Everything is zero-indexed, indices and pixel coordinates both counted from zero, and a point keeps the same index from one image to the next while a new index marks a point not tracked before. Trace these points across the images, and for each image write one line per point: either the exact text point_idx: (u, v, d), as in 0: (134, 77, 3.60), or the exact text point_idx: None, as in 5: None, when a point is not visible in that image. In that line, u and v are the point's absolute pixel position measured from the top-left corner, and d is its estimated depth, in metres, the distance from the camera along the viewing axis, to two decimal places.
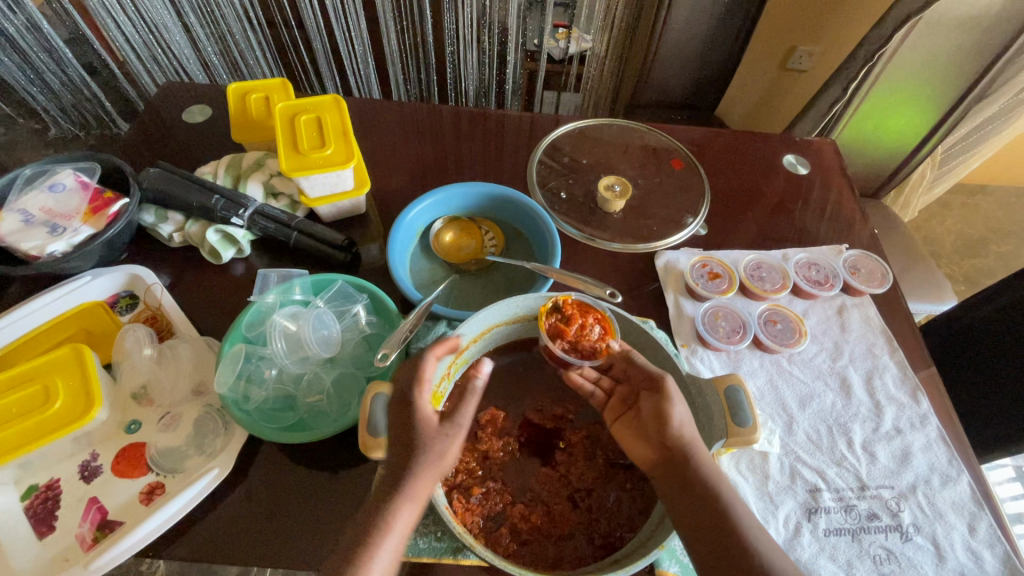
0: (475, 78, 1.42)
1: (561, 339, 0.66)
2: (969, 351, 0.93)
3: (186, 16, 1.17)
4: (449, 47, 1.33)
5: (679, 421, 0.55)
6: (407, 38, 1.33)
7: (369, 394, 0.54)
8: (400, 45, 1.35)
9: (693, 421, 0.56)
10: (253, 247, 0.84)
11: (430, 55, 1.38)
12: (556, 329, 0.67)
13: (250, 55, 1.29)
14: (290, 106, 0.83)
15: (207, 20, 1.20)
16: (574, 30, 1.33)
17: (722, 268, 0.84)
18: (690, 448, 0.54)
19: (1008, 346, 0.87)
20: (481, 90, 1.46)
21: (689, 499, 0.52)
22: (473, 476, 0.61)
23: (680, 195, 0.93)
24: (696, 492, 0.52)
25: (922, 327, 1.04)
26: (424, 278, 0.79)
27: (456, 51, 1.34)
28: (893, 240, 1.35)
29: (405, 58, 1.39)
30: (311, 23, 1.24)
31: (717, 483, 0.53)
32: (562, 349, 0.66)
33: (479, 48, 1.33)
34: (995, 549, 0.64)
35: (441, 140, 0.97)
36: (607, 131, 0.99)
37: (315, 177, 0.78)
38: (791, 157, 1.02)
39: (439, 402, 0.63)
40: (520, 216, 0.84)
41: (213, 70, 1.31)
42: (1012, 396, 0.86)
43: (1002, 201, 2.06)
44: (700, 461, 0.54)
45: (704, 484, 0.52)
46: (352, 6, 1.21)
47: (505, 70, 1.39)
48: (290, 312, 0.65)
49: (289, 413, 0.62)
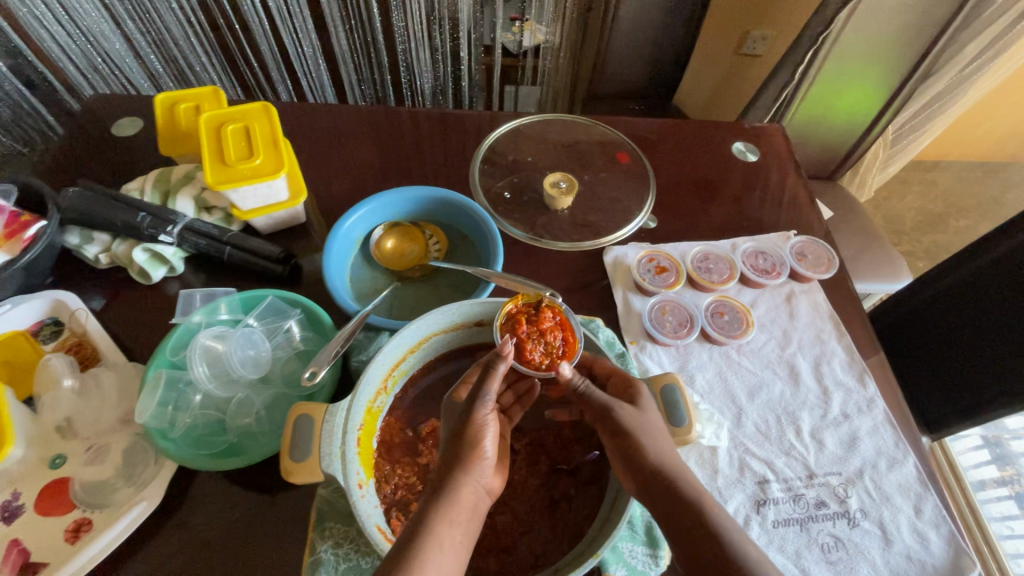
0: (430, 77, 1.37)
1: (514, 325, 0.66)
2: (932, 320, 0.95)
3: (124, 23, 1.12)
4: (400, 47, 1.29)
5: (649, 441, 0.54)
6: (356, 38, 1.26)
7: (292, 416, 0.52)
8: (350, 45, 1.28)
9: (664, 440, 0.55)
10: (187, 265, 0.81)
11: (382, 57, 1.31)
12: (515, 320, 0.66)
13: (195, 62, 1.23)
14: (216, 115, 0.79)
15: (147, 26, 1.14)
16: (528, 22, 1.28)
17: (669, 261, 0.83)
18: (666, 468, 0.53)
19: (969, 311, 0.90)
20: (437, 88, 1.41)
21: (680, 527, 0.49)
22: (413, 492, 0.59)
23: (628, 190, 0.91)
24: (682, 514, 0.50)
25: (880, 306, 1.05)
26: (366, 287, 0.77)
27: (408, 48, 1.29)
28: (851, 222, 1.36)
29: (357, 60, 1.32)
30: (255, 26, 1.18)
31: (701, 503, 0.51)
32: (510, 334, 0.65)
33: (430, 45, 1.29)
34: (940, 529, 0.64)
35: (383, 144, 0.95)
36: (553, 128, 0.98)
37: (244, 190, 0.75)
38: (739, 144, 1.01)
39: (377, 417, 0.62)
40: (463, 219, 0.82)
41: (159, 79, 1.25)
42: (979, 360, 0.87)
43: (960, 175, 2.09)
44: (678, 478, 0.53)
45: (688, 501, 0.51)
46: (298, 8, 1.16)
47: (460, 68, 1.36)
48: (216, 330, 0.62)
49: (219, 438, 0.59)
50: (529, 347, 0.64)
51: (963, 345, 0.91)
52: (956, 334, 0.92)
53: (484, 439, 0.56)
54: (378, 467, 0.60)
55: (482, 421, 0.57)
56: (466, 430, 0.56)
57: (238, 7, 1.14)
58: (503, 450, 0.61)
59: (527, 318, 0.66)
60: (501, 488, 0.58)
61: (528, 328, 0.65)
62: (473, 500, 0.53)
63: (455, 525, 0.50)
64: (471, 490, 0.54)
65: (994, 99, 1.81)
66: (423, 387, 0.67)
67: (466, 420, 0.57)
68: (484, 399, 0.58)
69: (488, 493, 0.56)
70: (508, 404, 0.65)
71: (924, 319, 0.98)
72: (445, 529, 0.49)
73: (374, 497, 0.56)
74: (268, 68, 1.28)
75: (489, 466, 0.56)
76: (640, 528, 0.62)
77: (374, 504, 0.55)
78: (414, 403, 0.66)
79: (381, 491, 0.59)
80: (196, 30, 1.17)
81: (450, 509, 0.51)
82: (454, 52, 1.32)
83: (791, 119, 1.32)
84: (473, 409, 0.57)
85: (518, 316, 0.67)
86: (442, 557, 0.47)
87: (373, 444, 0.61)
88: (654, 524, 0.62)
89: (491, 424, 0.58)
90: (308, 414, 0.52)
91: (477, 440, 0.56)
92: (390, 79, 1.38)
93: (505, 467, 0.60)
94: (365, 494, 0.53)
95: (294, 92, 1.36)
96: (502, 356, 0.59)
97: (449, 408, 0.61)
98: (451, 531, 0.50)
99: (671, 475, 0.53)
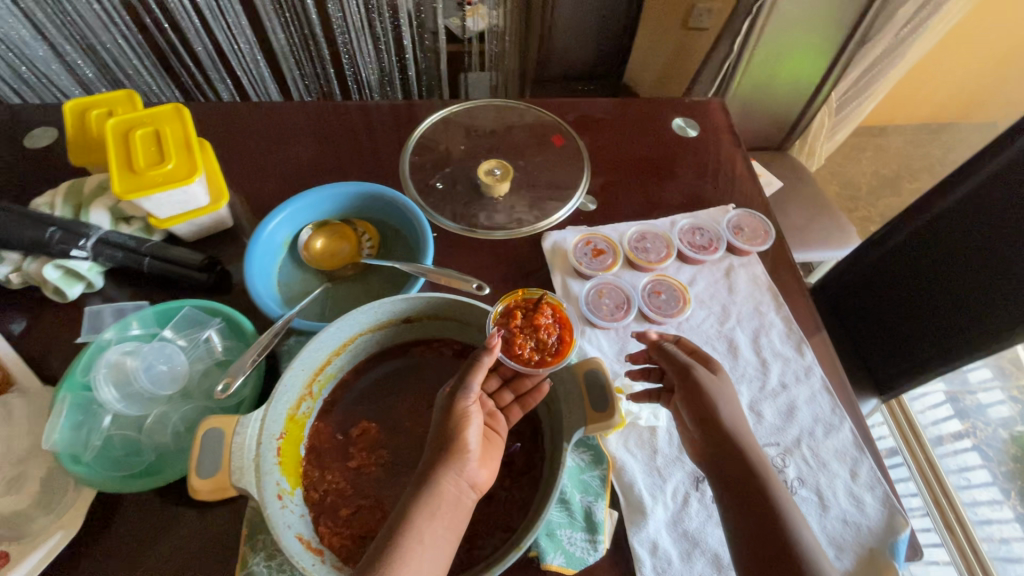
0: (374, 66, 1.28)
1: (512, 320, 0.68)
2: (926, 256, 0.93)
3: (49, 33, 1.02)
4: (340, 36, 1.19)
5: (729, 418, 0.58)
6: (294, 31, 1.17)
7: (201, 430, 0.49)
8: (288, 39, 1.18)
9: (741, 417, 0.59)
10: (108, 279, 0.78)
11: (323, 50, 1.21)
12: (511, 312, 0.70)
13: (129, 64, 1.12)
14: (123, 120, 0.75)
15: (70, 30, 1.04)
16: (481, 6, 1.24)
17: (606, 243, 0.82)
18: (741, 445, 0.57)
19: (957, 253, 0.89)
20: (384, 79, 1.32)
21: (741, 501, 0.54)
22: (343, 496, 0.59)
23: (565, 173, 0.90)
24: (748, 491, 0.54)
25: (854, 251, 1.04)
26: (296, 290, 0.75)
27: (348, 40, 1.20)
28: (801, 191, 1.37)
29: (296, 54, 1.22)
30: (187, 26, 1.08)
31: (768, 484, 0.54)
32: (505, 326, 0.68)
33: (372, 34, 1.21)
34: (875, 491, 0.65)
35: (312, 141, 0.91)
36: (487, 114, 0.96)
37: (158, 197, 0.72)
38: (679, 120, 0.99)
39: (304, 424, 0.61)
40: (395, 213, 0.80)
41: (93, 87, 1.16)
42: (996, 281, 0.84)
43: (911, 137, 2.12)
44: (751, 456, 0.56)
45: (756, 480, 0.54)
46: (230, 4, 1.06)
47: (405, 55, 1.28)
48: (126, 346, 0.59)
49: (135, 457, 0.57)
50: (521, 338, 0.66)
51: (920, 301, 0.95)
52: (915, 292, 0.95)
53: (467, 432, 0.55)
54: (306, 474, 0.59)
55: (464, 413, 0.56)
56: (451, 421, 0.55)
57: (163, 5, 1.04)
58: (498, 446, 0.58)
59: (526, 311, 0.71)
60: (488, 482, 0.56)
61: (524, 319, 0.69)
62: (455, 494, 0.52)
63: (435, 521, 0.50)
64: (452, 484, 0.52)
65: (938, 58, 1.84)
66: (354, 388, 0.66)
67: (451, 413, 0.56)
68: (466, 390, 0.56)
69: (473, 488, 0.54)
70: (507, 402, 0.63)
71: (881, 279, 1.00)
72: (425, 523, 0.49)
73: (299, 506, 0.55)
74: (204, 69, 1.17)
75: (475, 460, 0.54)
76: (579, 513, 0.61)
77: (298, 513, 0.54)
78: (345, 405, 0.65)
79: (309, 499, 0.57)
80: (123, 31, 1.07)
81: (431, 503, 0.50)
82: (397, 38, 1.23)
83: (737, 91, 1.31)
84: (454, 401, 0.56)
85: (520, 307, 0.71)
86: (420, 551, 0.48)
87: (300, 452, 0.59)
88: (593, 509, 0.61)
89: (475, 415, 0.57)
90: (217, 427, 0.50)
91: (460, 433, 0.54)
92: (334, 72, 1.28)
93: (493, 462, 0.57)
94: (283, 505, 0.52)
95: (235, 91, 1.25)
96: (491, 350, 0.58)
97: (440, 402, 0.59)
98: (430, 525, 0.49)
99: (743, 436, 0.58)
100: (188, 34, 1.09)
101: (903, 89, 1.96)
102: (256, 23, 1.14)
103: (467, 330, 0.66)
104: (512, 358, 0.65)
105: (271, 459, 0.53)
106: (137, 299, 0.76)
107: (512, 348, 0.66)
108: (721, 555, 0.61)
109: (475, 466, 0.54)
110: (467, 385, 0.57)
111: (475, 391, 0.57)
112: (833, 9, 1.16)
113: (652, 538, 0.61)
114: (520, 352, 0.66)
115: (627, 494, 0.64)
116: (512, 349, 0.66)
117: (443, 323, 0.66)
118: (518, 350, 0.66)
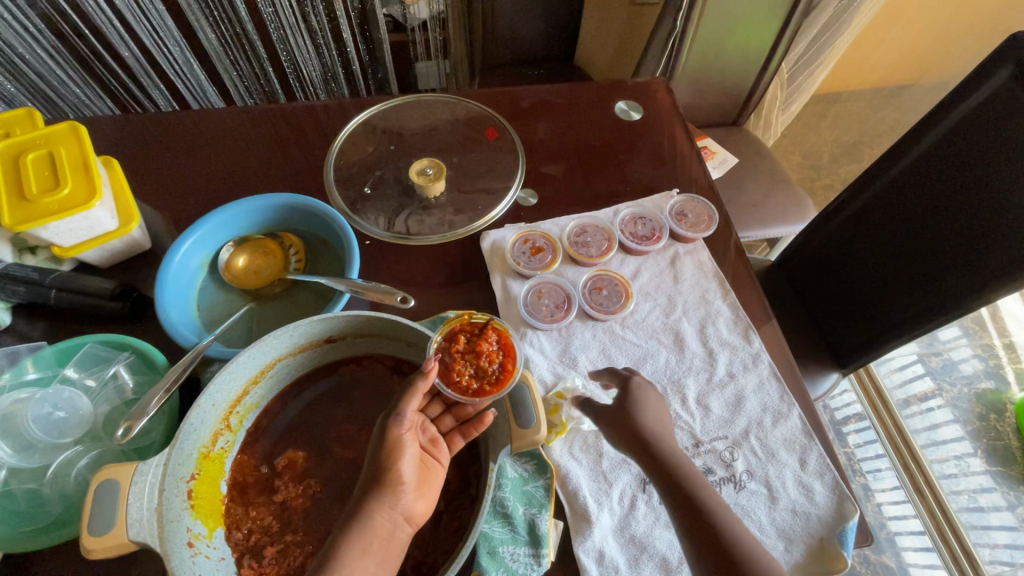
0: (316, 65, 1.19)
1: (453, 347, 0.65)
2: (894, 216, 0.88)
3: None
4: (274, 33, 1.10)
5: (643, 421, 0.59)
6: (225, 31, 1.07)
7: (96, 481, 0.45)
8: (220, 40, 1.08)
9: (656, 418, 0.60)
10: (16, 315, 0.71)
11: (258, 47, 1.12)
12: (455, 335, 0.67)
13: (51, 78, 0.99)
14: (13, 144, 0.69)
15: None
16: None
17: (545, 240, 0.80)
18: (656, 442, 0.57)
19: (916, 220, 0.86)
20: (328, 75, 1.23)
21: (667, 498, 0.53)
22: (268, 534, 0.56)
23: (502, 167, 0.87)
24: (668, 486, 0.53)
25: (818, 219, 0.99)
26: (219, 313, 0.71)
27: (284, 36, 1.11)
28: (758, 166, 1.35)
29: (232, 55, 1.12)
30: (106, 29, 0.97)
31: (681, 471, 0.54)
32: (446, 354, 0.65)
33: (308, 31, 1.12)
34: (825, 478, 0.64)
35: (234, 151, 0.86)
36: (418, 110, 0.92)
37: (57, 226, 0.66)
38: (622, 103, 0.95)
39: (223, 459, 0.57)
40: (320, 223, 0.76)
41: None
42: (970, 240, 0.79)
43: (869, 101, 2.12)
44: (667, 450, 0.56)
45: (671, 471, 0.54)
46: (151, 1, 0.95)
47: (346, 49, 1.19)
48: (23, 393, 0.56)
49: (39, 510, 0.53)
50: (460, 365, 0.63)
51: (873, 274, 0.93)
52: (867, 266, 0.94)
53: (402, 464, 0.51)
54: (228, 512, 0.56)
55: (398, 442, 0.52)
56: (385, 448, 0.52)
57: (80, 8, 0.93)
58: (438, 474, 0.55)
59: (471, 334, 0.67)
60: (427, 513, 0.52)
61: (468, 343, 0.66)
62: (387, 527, 0.49)
63: (365, 555, 0.47)
64: (386, 516, 0.49)
65: (888, 19, 1.82)
66: (280, 414, 0.62)
67: (384, 441, 0.52)
68: (399, 416, 0.53)
69: (407, 521, 0.50)
70: (449, 425, 0.60)
71: (836, 253, 0.98)
72: (352, 564, 0.46)
73: (218, 549, 0.52)
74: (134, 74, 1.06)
75: (410, 491, 0.51)
76: (523, 527, 0.59)
77: (216, 557, 0.51)
78: (270, 436, 0.61)
79: (232, 539, 0.55)
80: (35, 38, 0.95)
81: (359, 540, 0.47)
82: (336, 34, 1.15)
83: (687, 68, 1.28)
84: (387, 428, 0.52)
85: (464, 330, 0.67)
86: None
87: (221, 490, 0.56)
88: (537, 521, 0.59)
89: (410, 443, 0.53)
90: (112, 479, 0.45)
91: (394, 463, 0.51)
92: (272, 70, 1.18)
93: (433, 493, 0.53)
94: (195, 554, 0.48)
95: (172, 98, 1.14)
96: (428, 376, 0.55)
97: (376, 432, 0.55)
98: (360, 564, 0.46)
99: (672, 453, 0.56)
100: (110, 39, 0.98)
101: (857, 53, 1.94)
102: (182, 20, 1.03)
103: (397, 345, 0.62)
104: (451, 385, 0.62)
105: (179, 504, 0.49)
106: (48, 335, 0.70)
107: (451, 374, 0.63)
108: (669, 558, 0.59)
109: (411, 496, 0.51)
110: (401, 411, 0.53)
111: (410, 417, 0.54)
112: None
113: (598, 546, 0.59)
114: (460, 379, 0.63)
115: (572, 503, 0.61)
116: (450, 376, 0.63)
117: (369, 340, 0.62)
118: (457, 376, 0.63)
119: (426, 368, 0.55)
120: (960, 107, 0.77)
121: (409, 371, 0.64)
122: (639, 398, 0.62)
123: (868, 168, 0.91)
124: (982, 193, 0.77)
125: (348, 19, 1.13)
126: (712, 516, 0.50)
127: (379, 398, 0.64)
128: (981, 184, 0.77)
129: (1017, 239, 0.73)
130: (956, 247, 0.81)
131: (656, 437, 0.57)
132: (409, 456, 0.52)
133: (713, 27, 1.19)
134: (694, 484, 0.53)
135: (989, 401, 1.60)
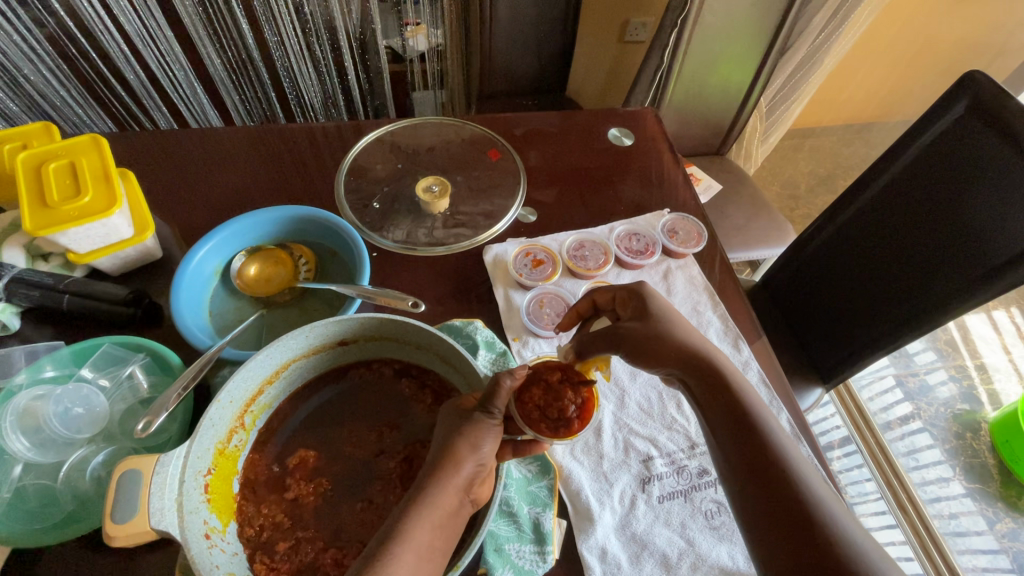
0: (318, 92, 1.24)
1: (537, 386, 0.64)
2: (866, 238, 0.94)
3: None
4: (279, 59, 1.14)
5: (678, 326, 0.63)
6: (231, 57, 1.11)
7: (118, 472, 0.45)
8: (225, 65, 1.12)
9: (687, 325, 0.63)
10: (24, 320, 0.72)
11: (263, 74, 1.16)
12: (550, 368, 0.66)
13: (55, 96, 1.02)
14: (35, 154, 0.71)
15: None
16: (423, 26, 1.25)
17: (545, 254, 0.85)
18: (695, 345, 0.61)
19: (891, 242, 0.91)
20: (329, 102, 1.27)
21: (705, 387, 0.59)
22: (280, 530, 0.58)
23: (502, 187, 0.92)
24: (706, 376, 0.59)
25: (794, 240, 1.05)
26: (230, 319, 0.74)
27: (288, 64, 1.15)
28: (740, 192, 1.42)
29: (236, 80, 1.16)
30: (112, 50, 1.00)
31: (719, 368, 0.59)
32: (533, 390, 0.63)
33: (312, 58, 1.16)
34: None
35: (247, 166, 0.90)
36: (422, 132, 0.98)
37: (76, 232, 0.68)
38: (614, 130, 1.01)
39: (236, 458, 0.59)
40: (332, 235, 0.79)
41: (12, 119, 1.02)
42: (940, 259, 0.84)
43: (840, 137, 2.26)
44: (706, 352, 0.61)
45: (711, 368, 0.59)
46: (157, 26, 0.99)
47: (348, 77, 1.24)
48: (38, 390, 0.57)
49: (52, 508, 0.54)
50: (538, 396, 0.63)
51: (849, 295, 0.98)
52: (845, 283, 0.99)
53: (483, 443, 0.53)
54: (240, 509, 0.58)
55: (484, 428, 0.53)
56: (462, 427, 0.53)
57: (89, 32, 0.97)
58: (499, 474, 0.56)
59: (567, 375, 0.66)
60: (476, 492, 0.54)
61: (559, 383, 0.65)
62: (454, 505, 0.50)
63: (432, 523, 0.48)
64: (456, 497, 0.50)
65: (854, 60, 1.96)
66: (291, 415, 0.64)
67: (468, 420, 0.53)
68: (491, 408, 0.54)
69: (473, 502, 0.52)
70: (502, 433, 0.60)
71: (816, 273, 1.04)
72: (419, 524, 0.48)
73: (232, 543, 0.53)
74: (138, 96, 1.09)
75: (483, 467, 0.52)
76: (527, 525, 0.61)
77: (230, 551, 0.52)
78: (279, 439, 0.63)
79: (244, 536, 0.56)
80: (40, 58, 0.97)
81: (432, 508, 0.49)
82: (339, 61, 1.20)
83: (671, 98, 1.36)
84: (478, 417, 0.53)
85: (567, 369, 0.66)
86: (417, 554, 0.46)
87: (234, 488, 0.58)
88: (541, 519, 0.61)
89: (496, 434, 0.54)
90: (136, 469, 0.46)
91: (476, 437, 0.52)
92: (275, 95, 1.22)
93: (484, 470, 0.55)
94: (212, 545, 0.49)
95: (173, 119, 1.17)
96: (516, 377, 0.56)
97: (451, 415, 0.56)
98: (430, 535, 0.47)
99: (710, 355, 0.61)
100: (117, 62, 1.02)
101: (827, 92, 2.08)
102: (189, 47, 1.07)
103: (406, 348, 0.64)
104: (518, 404, 0.62)
105: (196, 497, 0.50)
106: (57, 338, 0.71)
107: (523, 396, 0.62)
108: (669, 554, 0.61)
109: (482, 474, 0.52)
110: (500, 393, 0.54)
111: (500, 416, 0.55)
112: (750, 24, 1.23)
113: (601, 543, 0.61)
114: (528, 404, 0.62)
115: (575, 502, 0.64)
116: (524, 398, 0.62)
117: (381, 343, 0.64)
118: (527, 399, 0.62)
119: (511, 378, 0.55)
120: (924, 138, 0.84)
121: (416, 374, 0.66)
122: (661, 312, 0.64)
123: (839, 198, 0.97)
124: (952, 213, 0.82)
125: (353, 50, 1.18)
126: (739, 401, 0.56)
127: (388, 401, 0.66)
128: (948, 209, 0.83)
129: (990, 254, 0.78)
130: (928, 267, 0.86)
131: (693, 343, 0.61)
132: (481, 448, 0.52)
133: (695, 64, 1.28)
134: (742, 400, 0.56)
135: (964, 421, 1.66)
